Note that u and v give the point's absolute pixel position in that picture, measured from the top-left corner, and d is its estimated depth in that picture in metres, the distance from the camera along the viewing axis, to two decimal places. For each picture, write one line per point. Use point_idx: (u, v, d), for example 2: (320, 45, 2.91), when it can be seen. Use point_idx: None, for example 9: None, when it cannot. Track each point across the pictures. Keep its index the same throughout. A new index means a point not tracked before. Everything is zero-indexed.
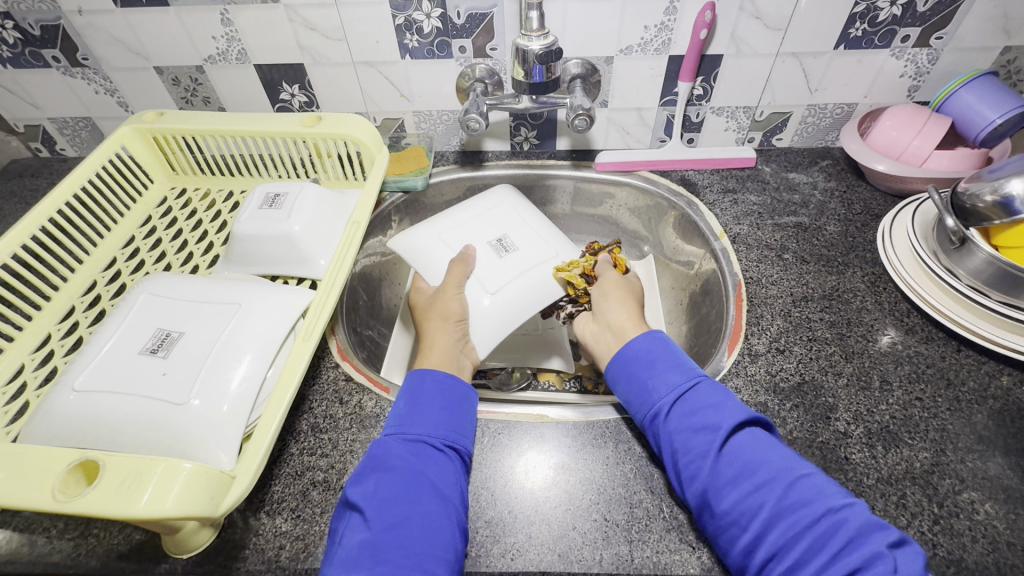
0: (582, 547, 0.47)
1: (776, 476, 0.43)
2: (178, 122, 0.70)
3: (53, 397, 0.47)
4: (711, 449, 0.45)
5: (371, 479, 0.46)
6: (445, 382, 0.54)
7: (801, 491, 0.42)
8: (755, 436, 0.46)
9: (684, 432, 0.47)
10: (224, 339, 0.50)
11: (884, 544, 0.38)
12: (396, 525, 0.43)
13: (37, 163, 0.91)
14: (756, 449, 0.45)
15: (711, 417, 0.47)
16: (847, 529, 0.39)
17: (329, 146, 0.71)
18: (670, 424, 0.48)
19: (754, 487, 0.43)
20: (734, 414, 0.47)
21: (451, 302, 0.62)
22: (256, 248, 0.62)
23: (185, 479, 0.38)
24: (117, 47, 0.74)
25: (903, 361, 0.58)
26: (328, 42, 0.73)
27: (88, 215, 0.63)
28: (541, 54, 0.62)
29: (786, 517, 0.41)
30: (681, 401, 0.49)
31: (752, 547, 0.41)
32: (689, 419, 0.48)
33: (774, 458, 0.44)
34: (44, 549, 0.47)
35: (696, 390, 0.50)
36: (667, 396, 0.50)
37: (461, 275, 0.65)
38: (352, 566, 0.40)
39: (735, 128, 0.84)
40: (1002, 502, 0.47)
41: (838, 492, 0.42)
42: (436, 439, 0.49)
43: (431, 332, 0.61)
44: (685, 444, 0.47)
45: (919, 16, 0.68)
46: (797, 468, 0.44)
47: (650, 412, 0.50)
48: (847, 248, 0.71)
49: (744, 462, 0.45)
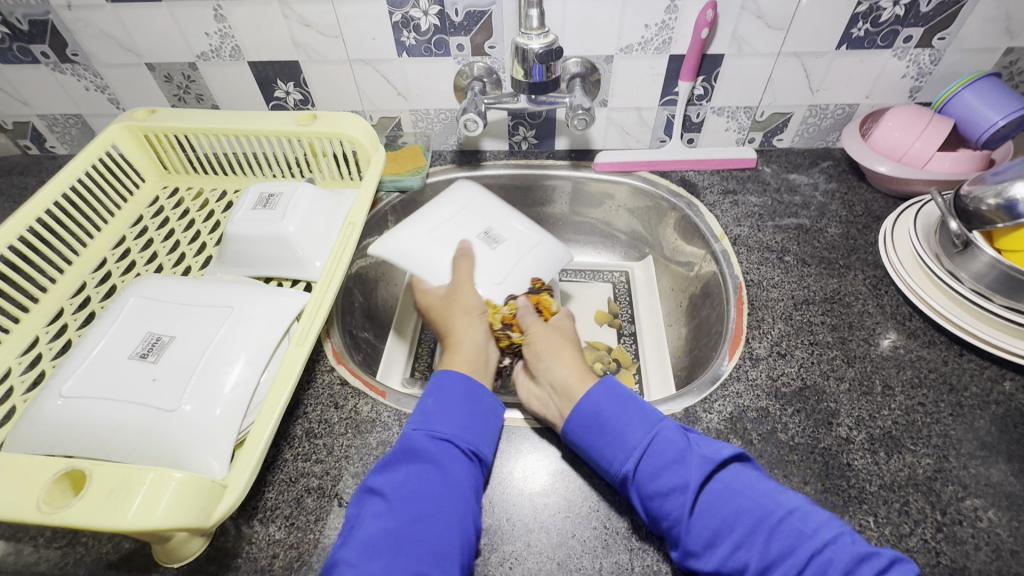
0: (581, 555, 0.46)
1: (752, 528, 0.42)
2: (169, 120, 0.68)
3: (39, 403, 0.45)
4: (683, 515, 0.43)
5: (400, 470, 0.46)
6: (474, 387, 0.53)
7: (781, 541, 0.41)
8: (724, 484, 0.45)
9: (655, 497, 0.45)
10: (216, 343, 0.49)
11: (872, 574, 0.38)
12: (418, 518, 0.43)
13: (26, 161, 0.89)
14: (728, 499, 0.44)
15: (677, 477, 0.45)
16: (834, 572, 0.38)
17: (324, 146, 0.70)
18: (640, 489, 0.46)
19: (732, 546, 0.42)
20: (699, 467, 0.45)
21: (469, 297, 0.63)
22: (249, 249, 0.61)
23: (175, 488, 0.37)
24: (108, 43, 0.73)
25: (905, 365, 0.58)
26: (323, 39, 0.72)
27: (77, 215, 0.62)
28: (541, 53, 0.61)
29: (774, 571, 0.40)
30: (644, 463, 0.46)
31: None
32: (656, 483, 0.45)
33: (750, 501, 0.43)
34: (29, 558, 0.46)
35: (656, 446, 0.47)
36: (630, 460, 0.47)
37: (468, 271, 0.66)
38: (373, 555, 0.40)
39: (735, 128, 0.83)
40: (1004, 510, 0.47)
41: (824, 524, 0.41)
42: (464, 443, 0.49)
43: (457, 329, 0.61)
44: (658, 510, 0.45)
45: (922, 16, 0.67)
46: (775, 509, 0.42)
47: (618, 477, 0.47)
48: (848, 250, 0.70)
49: (720, 519, 0.43)
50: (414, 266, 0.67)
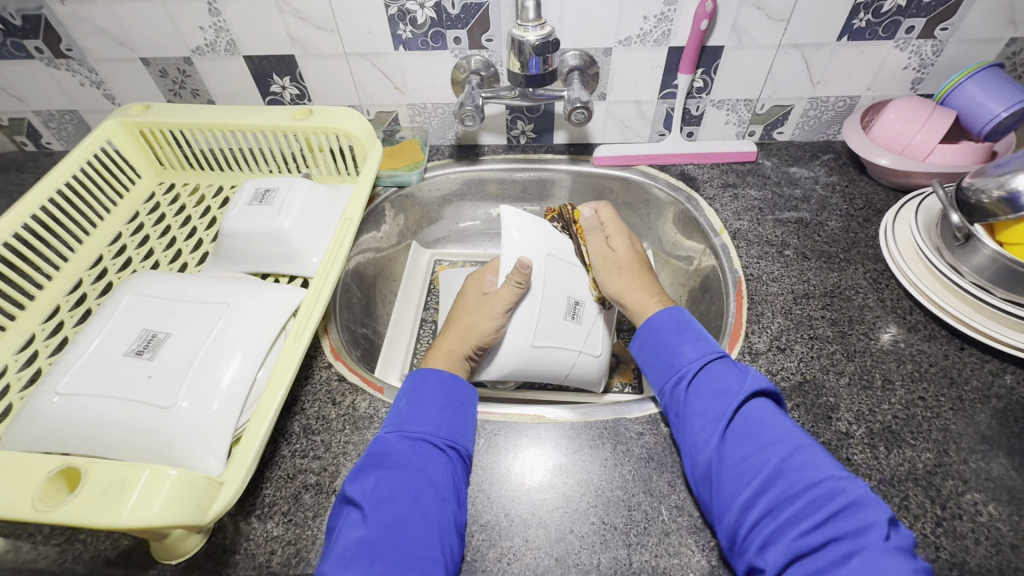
0: (579, 551, 0.46)
1: (783, 442, 0.44)
2: (164, 115, 0.68)
3: (35, 401, 0.45)
4: (726, 413, 0.47)
5: (371, 477, 0.45)
6: (448, 382, 0.53)
7: (805, 458, 0.43)
8: (769, 406, 0.47)
9: (704, 395, 0.49)
10: (211, 340, 0.49)
11: (882, 512, 0.39)
12: (392, 524, 0.42)
13: (22, 157, 0.89)
14: (769, 416, 0.46)
15: (731, 384, 0.48)
16: (846, 493, 0.40)
17: (320, 140, 0.69)
18: (693, 387, 0.50)
19: (761, 447, 0.44)
20: (754, 383, 0.48)
21: (484, 320, 0.60)
22: (245, 245, 0.61)
23: (170, 486, 0.37)
24: (102, 38, 0.72)
25: (906, 359, 0.57)
26: (319, 33, 0.71)
27: (73, 211, 0.62)
28: (538, 45, 0.60)
29: (788, 477, 0.42)
30: (706, 368, 0.50)
31: (750, 506, 0.42)
32: (711, 384, 0.49)
33: (784, 425, 0.46)
34: (28, 555, 0.46)
35: (721, 360, 0.51)
36: (693, 362, 0.51)
37: (508, 299, 0.61)
38: (349, 563, 0.40)
39: (735, 121, 0.82)
40: (1005, 504, 0.47)
41: (841, 467, 0.43)
42: (439, 439, 0.48)
43: (448, 342, 0.60)
44: (704, 407, 0.48)
45: (924, 6, 0.66)
46: (804, 438, 0.45)
47: (674, 376, 0.52)
48: (849, 244, 0.70)
49: (755, 427, 0.46)
50: (503, 243, 0.64)
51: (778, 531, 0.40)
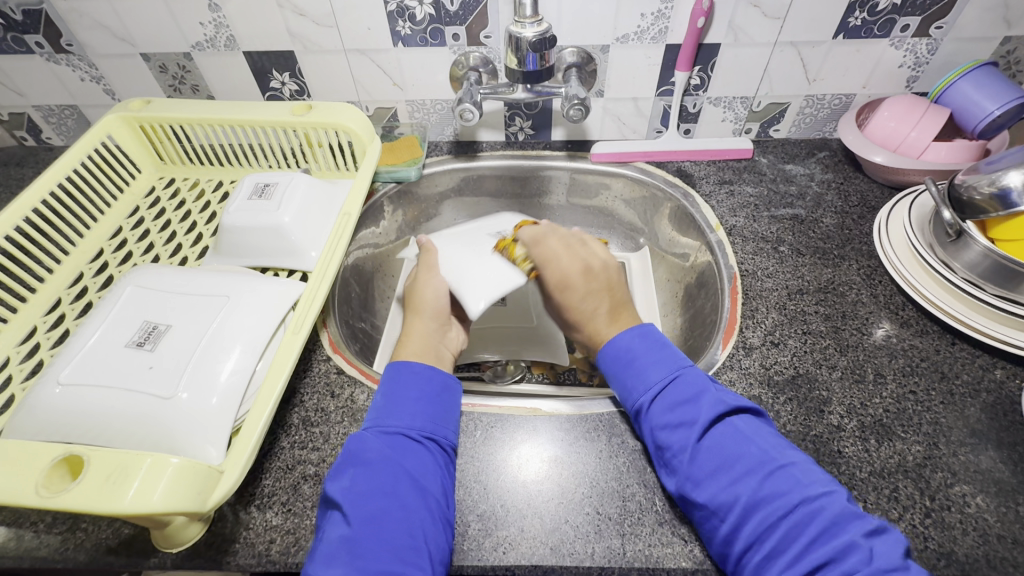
0: (574, 540, 0.47)
1: (752, 467, 0.44)
2: (164, 111, 0.68)
3: (37, 391, 0.46)
4: (688, 444, 0.46)
5: (347, 474, 0.45)
6: (422, 374, 0.53)
7: (777, 484, 0.42)
8: (734, 427, 0.47)
9: (663, 428, 0.48)
10: (212, 332, 0.49)
11: (860, 533, 0.39)
12: (374, 519, 0.43)
13: (22, 152, 0.89)
14: (734, 441, 0.46)
15: (688, 412, 0.48)
16: (823, 518, 0.40)
17: (320, 136, 0.69)
18: (651, 417, 0.49)
19: (731, 479, 0.43)
20: (712, 406, 0.47)
21: (425, 292, 0.64)
22: (245, 240, 0.61)
23: (172, 473, 0.38)
24: (103, 33, 0.73)
25: (898, 354, 0.58)
26: (319, 29, 0.71)
27: (74, 205, 0.62)
28: (535, 41, 0.61)
29: (762, 508, 0.42)
30: (664, 396, 0.50)
31: (731, 538, 0.42)
32: (668, 413, 0.49)
33: (753, 448, 0.45)
34: (30, 543, 0.46)
35: (675, 384, 0.50)
36: (647, 392, 0.51)
37: (429, 261, 0.67)
38: (332, 560, 0.40)
39: (732, 118, 0.83)
40: (993, 495, 0.47)
41: (819, 481, 0.43)
42: (414, 431, 0.49)
43: (408, 325, 0.61)
44: (665, 440, 0.48)
45: (919, 5, 0.67)
46: (777, 457, 0.44)
47: (633, 407, 0.51)
48: (844, 240, 0.70)
49: (722, 456, 0.45)
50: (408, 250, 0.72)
51: (767, 563, 0.40)
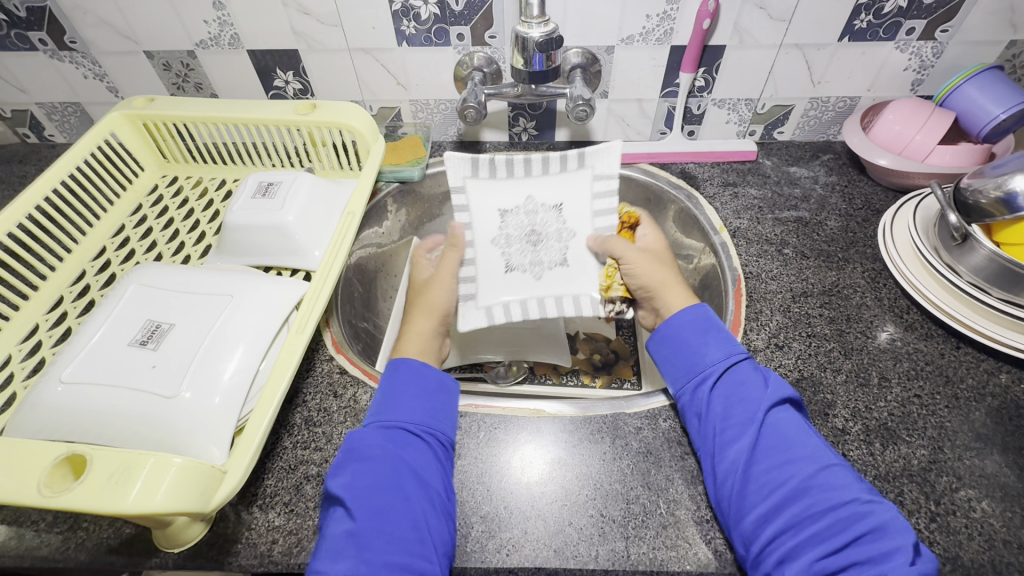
0: (577, 543, 0.46)
1: (810, 457, 0.45)
2: (167, 109, 0.68)
3: (39, 389, 0.46)
4: (753, 419, 0.48)
5: (349, 470, 0.45)
6: (421, 371, 0.53)
7: (830, 475, 0.44)
8: (794, 417, 0.49)
9: (730, 399, 0.50)
10: (215, 331, 0.49)
11: (907, 538, 0.40)
12: (377, 513, 0.43)
13: (24, 149, 0.89)
14: (795, 429, 0.47)
15: (757, 391, 0.50)
16: (871, 516, 0.41)
17: (324, 135, 0.69)
18: (716, 390, 0.51)
19: (789, 461, 0.45)
20: (779, 392, 0.50)
21: (439, 293, 0.64)
22: (248, 239, 0.61)
23: (175, 473, 0.38)
24: (106, 31, 0.72)
25: (902, 357, 0.58)
26: (323, 28, 0.71)
27: (77, 203, 0.62)
28: (542, 41, 0.60)
29: (812, 494, 0.43)
30: (731, 374, 0.52)
31: (770, 517, 0.43)
32: (736, 389, 0.51)
33: (810, 439, 0.47)
34: (32, 542, 0.46)
35: (744, 365, 0.52)
36: (716, 364, 0.53)
37: (451, 263, 0.66)
38: (338, 555, 0.40)
39: (736, 120, 0.83)
40: (998, 500, 0.47)
41: (864, 484, 0.44)
42: (414, 425, 0.49)
43: (414, 322, 0.62)
44: (729, 411, 0.49)
45: (925, 8, 0.67)
46: (830, 455, 0.46)
47: (698, 376, 0.53)
48: (848, 243, 0.70)
49: (783, 437, 0.47)
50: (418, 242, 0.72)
51: (799, 548, 0.41)
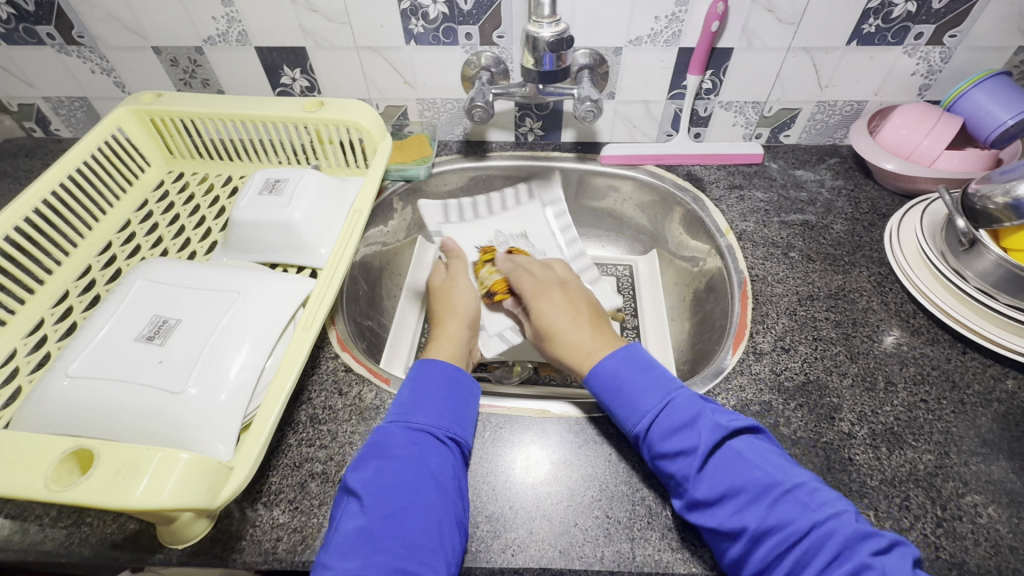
0: (583, 544, 0.46)
1: (757, 493, 0.43)
2: (175, 104, 0.68)
3: (45, 383, 0.46)
4: (689, 475, 0.45)
5: (371, 465, 0.45)
6: (451, 374, 0.54)
7: (783, 509, 0.41)
8: (734, 451, 0.45)
9: (664, 457, 0.47)
10: (222, 327, 0.49)
11: (869, 553, 0.38)
12: (391, 515, 0.42)
13: (31, 143, 0.89)
14: (737, 467, 0.44)
15: (687, 439, 0.46)
16: (834, 541, 0.39)
17: (331, 133, 0.69)
18: (650, 450, 0.48)
19: (738, 507, 0.42)
20: (710, 432, 0.46)
21: (460, 297, 0.68)
22: (254, 235, 0.61)
23: (182, 470, 0.38)
24: (115, 26, 0.72)
25: (908, 362, 0.58)
26: (331, 26, 0.71)
27: (83, 197, 0.62)
28: (552, 41, 0.60)
29: (771, 535, 0.41)
30: (659, 422, 0.48)
31: (742, 561, 0.41)
32: (666, 441, 0.47)
33: (757, 472, 0.44)
34: (36, 537, 0.46)
35: (670, 407, 0.48)
36: (644, 418, 0.49)
37: (462, 266, 0.73)
38: (349, 552, 0.40)
39: (743, 123, 0.83)
40: (1004, 506, 0.47)
41: (825, 501, 0.41)
42: (440, 431, 0.49)
43: (444, 326, 0.64)
44: (665, 470, 0.46)
45: (933, 13, 0.67)
46: (781, 481, 0.43)
47: (632, 435, 0.49)
48: (854, 247, 0.70)
49: (727, 482, 0.44)
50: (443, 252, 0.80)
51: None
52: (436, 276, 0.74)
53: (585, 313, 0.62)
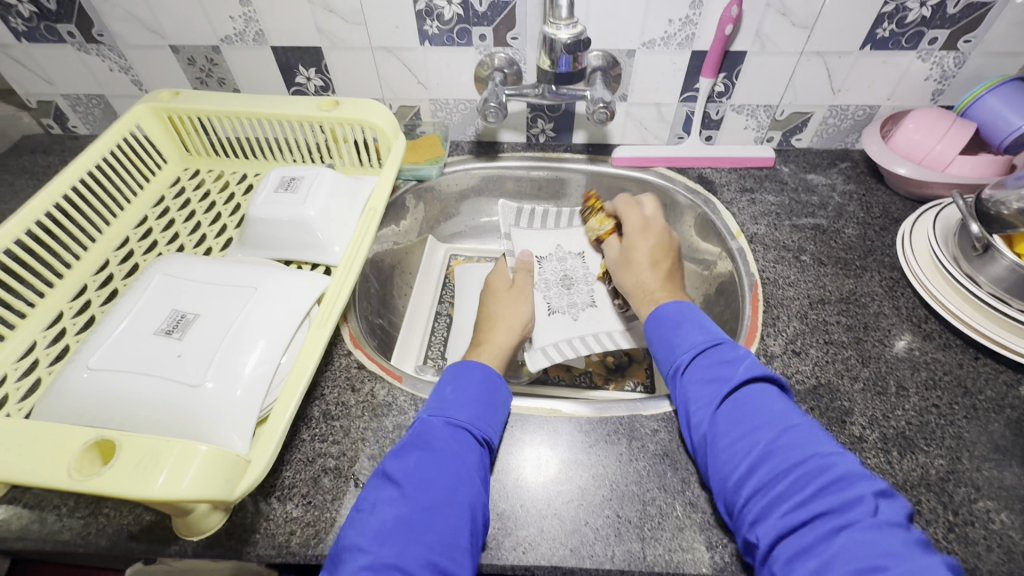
0: (593, 543, 0.46)
1: (772, 425, 0.44)
2: (192, 102, 0.69)
3: (66, 375, 0.46)
4: (717, 397, 0.47)
5: (411, 455, 0.46)
6: (493, 379, 0.55)
7: (793, 437, 0.43)
8: (765, 391, 0.47)
9: (698, 383, 0.49)
10: (239, 323, 0.49)
11: (868, 489, 0.39)
12: (430, 507, 0.42)
13: (48, 140, 0.90)
14: (763, 400, 0.46)
15: (724, 371, 0.49)
16: (835, 472, 0.40)
17: (345, 132, 0.70)
18: (687, 376, 0.50)
19: (750, 429, 0.44)
20: (748, 369, 0.48)
21: (518, 309, 0.69)
22: (269, 232, 0.62)
23: (201, 462, 0.38)
24: (134, 25, 0.73)
25: (920, 367, 0.58)
26: (347, 26, 0.72)
27: (102, 193, 0.63)
28: (569, 43, 0.61)
29: (775, 457, 0.42)
30: (701, 356, 0.51)
31: (742, 483, 0.42)
32: (706, 371, 0.50)
33: (778, 409, 0.45)
34: (53, 526, 0.47)
35: (715, 348, 0.51)
36: (688, 351, 0.52)
37: (528, 282, 0.74)
38: (386, 540, 0.40)
39: (755, 127, 0.83)
40: (1017, 512, 0.47)
41: (837, 447, 0.43)
42: (476, 431, 0.49)
43: (495, 332, 0.65)
44: (695, 393, 0.49)
45: (949, 18, 0.67)
46: (799, 420, 0.45)
47: (673, 366, 0.52)
48: (865, 251, 0.70)
49: (747, 409, 0.46)
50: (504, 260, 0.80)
51: (767, 507, 0.40)
52: (501, 280, 0.74)
53: (663, 265, 0.65)
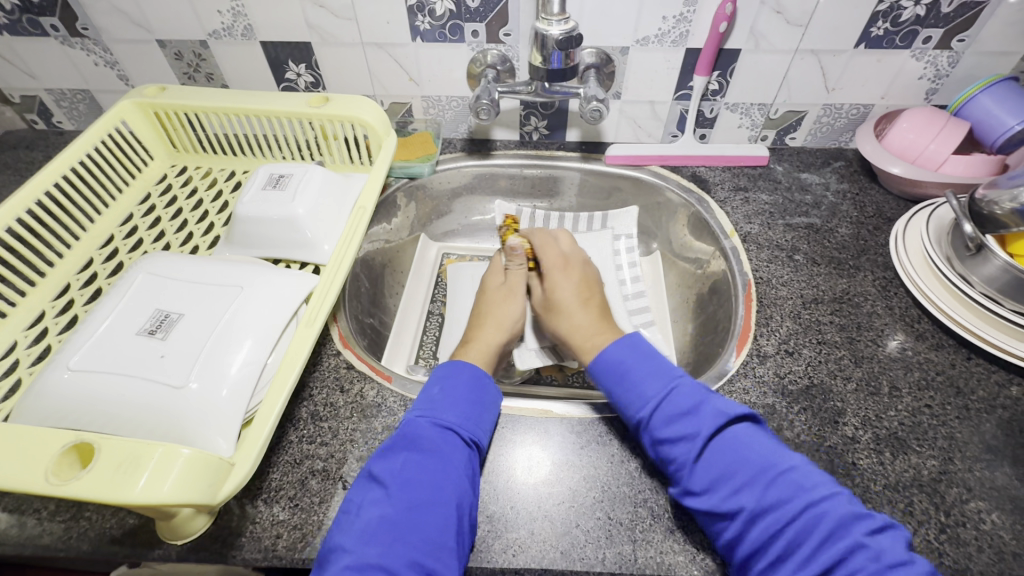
0: (585, 545, 0.46)
1: (753, 477, 0.43)
2: (178, 98, 0.68)
3: (45, 375, 0.45)
4: (689, 458, 0.45)
5: (398, 455, 0.45)
6: (480, 379, 0.54)
7: (777, 490, 0.42)
8: (736, 436, 0.46)
9: (665, 442, 0.47)
10: (225, 322, 0.49)
11: (862, 532, 0.38)
12: (416, 506, 0.42)
13: (32, 135, 0.88)
14: (736, 449, 0.45)
15: (689, 425, 0.47)
16: (827, 521, 0.39)
17: (335, 129, 0.69)
18: (653, 434, 0.48)
19: (733, 489, 0.43)
20: (713, 419, 0.46)
21: (510, 309, 0.68)
22: (257, 230, 0.61)
23: (183, 465, 0.37)
24: (120, 18, 0.72)
25: (913, 367, 0.58)
26: (338, 21, 0.71)
27: (85, 190, 0.61)
28: (561, 40, 0.60)
29: (765, 515, 0.41)
30: (662, 410, 0.48)
31: (737, 543, 0.42)
32: (669, 427, 0.47)
33: (756, 454, 0.44)
34: (33, 530, 0.46)
35: (673, 396, 0.49)
36: (648, 405, 0.49)
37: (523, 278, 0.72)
38: (372, 540, 0.40)
39: (749, 125, 0.83)
40: (1009, 513, 0.47)
41: (820, 482, 0.42)
42: (464, 432, 0.49)
43: (483, 333, 0.64)
44: (667, 453, 0.47)
45: (943, 17, 0.66)
46: (778, 462, 0.43)
47: (636, 420, 0.50)
48: (859, 250, 0.70)
49: (724, 463, 0.44)
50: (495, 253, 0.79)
51: (772, 568, 0.40)
52: (495, 277, 0.72)
53: (593, 302, 0.65)
